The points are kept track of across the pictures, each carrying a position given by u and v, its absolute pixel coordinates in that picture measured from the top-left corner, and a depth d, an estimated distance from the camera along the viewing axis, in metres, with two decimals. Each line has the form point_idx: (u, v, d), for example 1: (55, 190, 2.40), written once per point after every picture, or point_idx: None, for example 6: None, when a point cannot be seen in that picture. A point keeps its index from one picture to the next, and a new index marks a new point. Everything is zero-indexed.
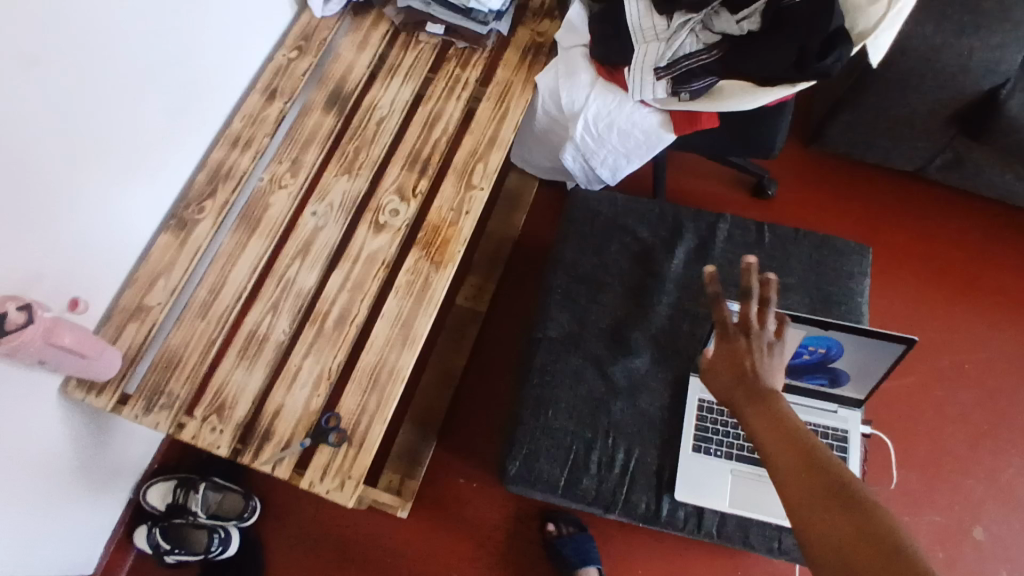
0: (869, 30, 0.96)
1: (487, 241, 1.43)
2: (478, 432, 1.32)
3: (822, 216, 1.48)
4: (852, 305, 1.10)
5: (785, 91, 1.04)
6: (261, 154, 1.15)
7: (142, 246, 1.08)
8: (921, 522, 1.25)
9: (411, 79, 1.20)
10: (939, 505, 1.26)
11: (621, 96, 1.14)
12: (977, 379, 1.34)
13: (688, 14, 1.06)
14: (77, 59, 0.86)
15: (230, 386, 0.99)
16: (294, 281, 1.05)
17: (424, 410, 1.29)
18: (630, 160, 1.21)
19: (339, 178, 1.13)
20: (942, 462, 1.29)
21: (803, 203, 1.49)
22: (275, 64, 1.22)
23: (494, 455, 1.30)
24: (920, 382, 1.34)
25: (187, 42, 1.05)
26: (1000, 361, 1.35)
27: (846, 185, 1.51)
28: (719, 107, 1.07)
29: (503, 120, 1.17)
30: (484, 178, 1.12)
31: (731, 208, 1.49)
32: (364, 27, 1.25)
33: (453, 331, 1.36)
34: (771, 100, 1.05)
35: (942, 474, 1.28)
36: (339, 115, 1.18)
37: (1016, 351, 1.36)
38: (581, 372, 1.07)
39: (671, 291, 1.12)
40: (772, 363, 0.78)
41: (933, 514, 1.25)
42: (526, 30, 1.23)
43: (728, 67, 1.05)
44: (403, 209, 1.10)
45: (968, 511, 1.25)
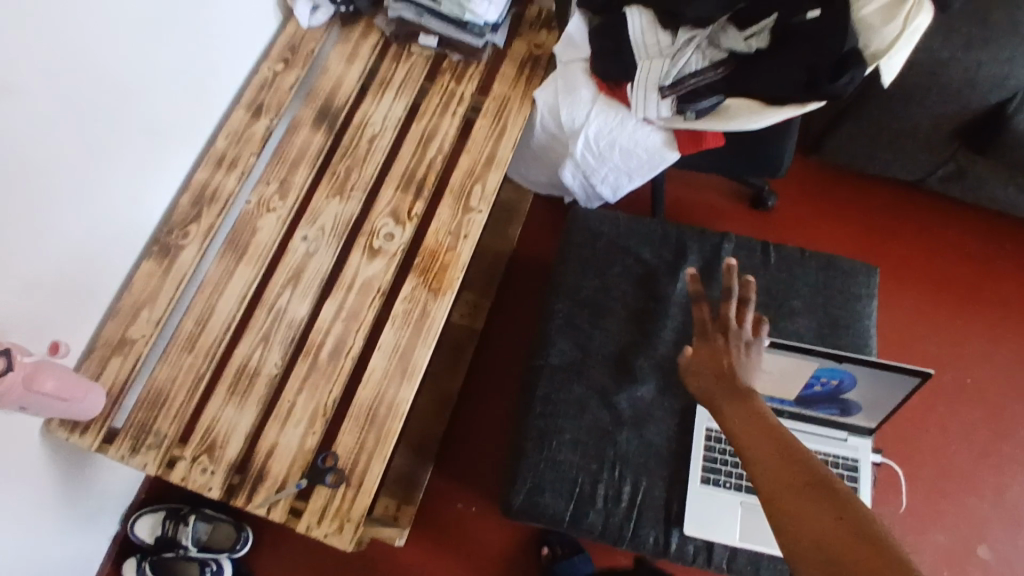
0: (884, 51, 0.93)
1: (483, 257, 1.39)
2: (476, 455, 1.29)
3: (822, 228, 1.46)
4: (859, 328, 1.10)
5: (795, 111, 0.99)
6: (247, 174, 1.10)
7: (123, 274, 1.03)
8: (925, 540, 1.24)
9: (404, 93, 1.15)
10: (942, 524, 1.25)
11: (624, 114, 1.10)
12: (978, 394, 1.33)
13: (693, 31, 1.03)
14: (39, 76, 0.81)
15: (220, 424, 0.95)
16: (286, 310, 1.01)
17: (422, 436, 1.25)
18: (632, 178, 1.17)
19: (331, 200, 1.08)
20: (945, 480, 1.28)
21: (803, 216, 1.47)
22: (261, 77, 1.16)
23: (494, 479, 1.27)
24: (922, 397, 1.34)
25: (162, 54, 0.99)
26: (1001, 376, 1.35)
27: (846, 196, 1.49)
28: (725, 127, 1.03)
29: (501, 136, 1.12)
30: (482, 200, 1.07)
31: (729, 225, 1.45)
32: (353, 37, 1.20)
33: (451, 352, 1.32)
34: (783, 119, 1.01)
35: (946, 492, 1.27)
36: (329, 132, 1.12)
37: (1016, 365, 1.36)
38: (585, 402, 1.04)
39: (675, 316, 1.08)
40: (750, 362, 0.81)
41: (937, 533, 1.24)
42: (523, 43, 1.19)
43: (734, 85, 1.02)
44: (398, 233, 1.05)
45: (971, 529, 1.25)
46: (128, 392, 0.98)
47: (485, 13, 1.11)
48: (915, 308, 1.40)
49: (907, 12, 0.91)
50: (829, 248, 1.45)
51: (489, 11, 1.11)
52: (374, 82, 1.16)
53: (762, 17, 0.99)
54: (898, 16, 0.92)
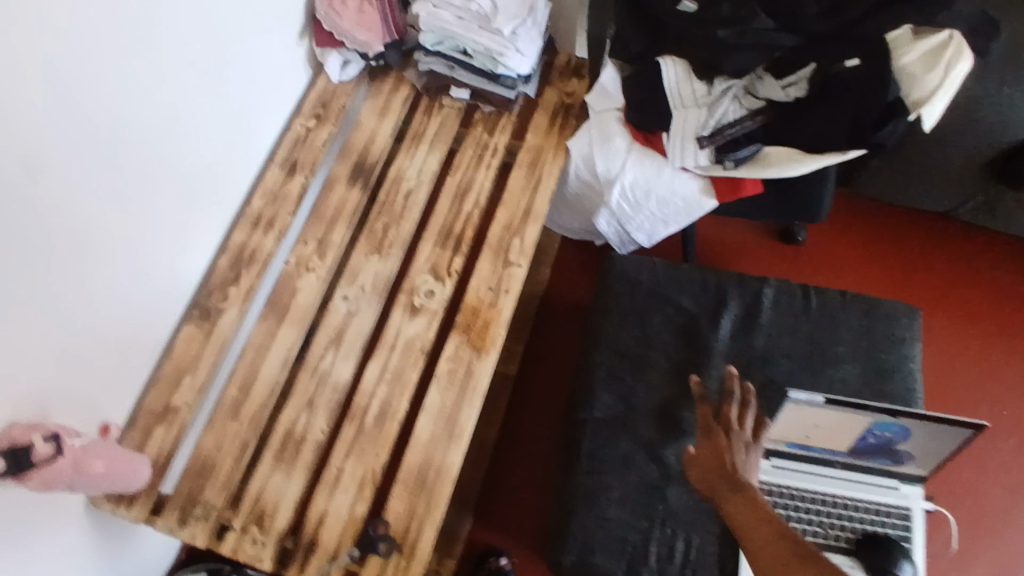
0: (926, 98, 0.93)
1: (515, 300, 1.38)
2: (516, 505, 1.28)
3: (853, 262, 1.45)
4: (905, 373, 1.09)
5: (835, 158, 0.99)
6: (284, 234, 1.10)
7: (164, 340, 1.02)
8: None
9: (438, 146, 1.16)
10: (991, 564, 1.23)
11: (660, 163, 1.10)
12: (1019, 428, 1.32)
13: (730, 81, 1.04)
14: (83, 151, 0.80)
15: (268, 492, 0.94)
16: (330, 373, 1.00)
17: (461, 488, 1.24)
18: (668, 225, 1.17)
19: (369, 258, 1.07)
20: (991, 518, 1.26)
21: (832, 251, 1.46)
22: (294, 134, 1.16)
23: (535, 529, 1.26)
24: None
25: (200, 119, 0.99)
26: None
27: (875, 229, 1.48)
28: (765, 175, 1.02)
29: (537, 188, 1.12)
30: (521, 254, 1.07)
31: (759, 268, 1.44)
32: (384, 91, 1.20)
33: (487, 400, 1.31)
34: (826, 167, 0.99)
35: (993, 531, 1.25)
36: (364, 188, 1.12)
37: None
38: (632, 457, 1.04)
39: (719, 366, 1.09)
40: (750, 464, 0.81)
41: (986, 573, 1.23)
42: (554, 91, 1.19)
43: (773, 134, 1.02)
44: (438, 290, 1.05)
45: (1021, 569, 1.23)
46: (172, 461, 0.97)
47: (518, 67, 1.11)
48: (951, 341, 1.39)
49: (948, 59, 0.92)
50: (863, 288, 1.43)
51: (522, 65, 1.11)
52: (407, 136, 1.16)
53: (801, 64, 0.99)
54: (939, 64, 0.92)
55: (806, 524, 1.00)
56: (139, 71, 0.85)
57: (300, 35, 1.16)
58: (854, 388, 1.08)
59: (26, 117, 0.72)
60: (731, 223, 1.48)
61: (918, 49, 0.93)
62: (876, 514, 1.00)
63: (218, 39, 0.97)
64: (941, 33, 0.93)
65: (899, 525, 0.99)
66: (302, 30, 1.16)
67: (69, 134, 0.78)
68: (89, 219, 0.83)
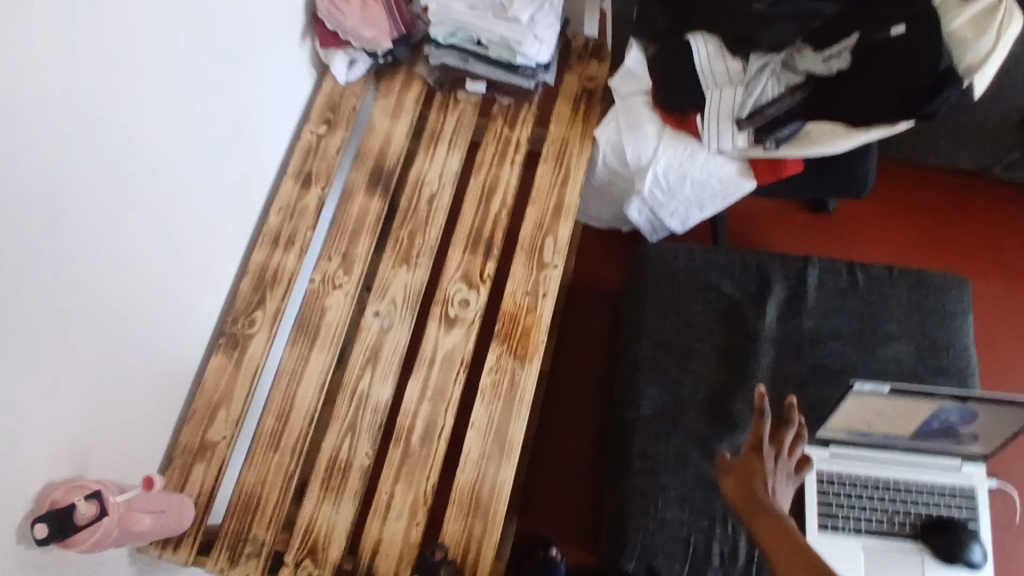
0: (977, 64, 0.87)
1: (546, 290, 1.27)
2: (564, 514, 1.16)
3: (886, 230, 1.40)
4: (958, 346, 1.06)
5: (883, 132, 0.94)
6: (306, 251, 1.04)
7: (193, 372, 0.98)
8: None
9: (458, 145, 1.10)
10: None
11: (693, 146, 1.05)
12: None
13: (766, 57, 0.99)
14: (105, 188, 0.75)
15: (318, 524, 0.91)
16: (369, 394, 0.96)
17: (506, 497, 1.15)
18: (703, 209, 1.12)
19: (398, 270, 1.02)
20: None
21: (864, 221, 1.41)
22: (305, 143, 1.10)
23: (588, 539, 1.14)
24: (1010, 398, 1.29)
25: (213, 139, 0.93)
26: None
27: (905, 192, 1.43)
28: (807, 153, 0.97)
29: (566, 182, 1.07)
30: (556, 253, 1.02)
31: (790, 246, 1.38)
32: (394, 90, 1.14)
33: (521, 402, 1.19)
34: (872, 140, 0.94)
35: None
36: (385, 195, 1.07)
37: None
38: (686, 454, 1.01)
39: (768, 356, 1.05)
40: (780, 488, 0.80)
41: None
42: (574, 76, 1.13)
43: (814, 109, 0.96)
44: (473, 298, 1.00)
45: None
46: (215, 497, 0.94)
47: (537, 55, 1.05)
48: (992, 302, 1.35)
49: (1000, 21, 0.86)
50: (901, 259, 1.38)
51: (541, 52, 1.05)
52: (424, 135, 1.11)
53: (844, 33, 0.93)
54: (992, 26, 0.86)
55: (870, 511, 0.97)
56: (152, 97, 0.80)
57: (302, 37, 1.10)
58: (909, 367, 1.04)
59: (43, 161, 0.66)
60: (760, 200, 1.42)
61: (968, 12, 0.87)
62: (941, 497, 0.97)
63: (225, 51, 0.91)
64: None
65: (965, 506, 0.96)
66: (304, 32, 1.10)
67: (89, 173, 0.72)
68: (115, 259, 0.78)
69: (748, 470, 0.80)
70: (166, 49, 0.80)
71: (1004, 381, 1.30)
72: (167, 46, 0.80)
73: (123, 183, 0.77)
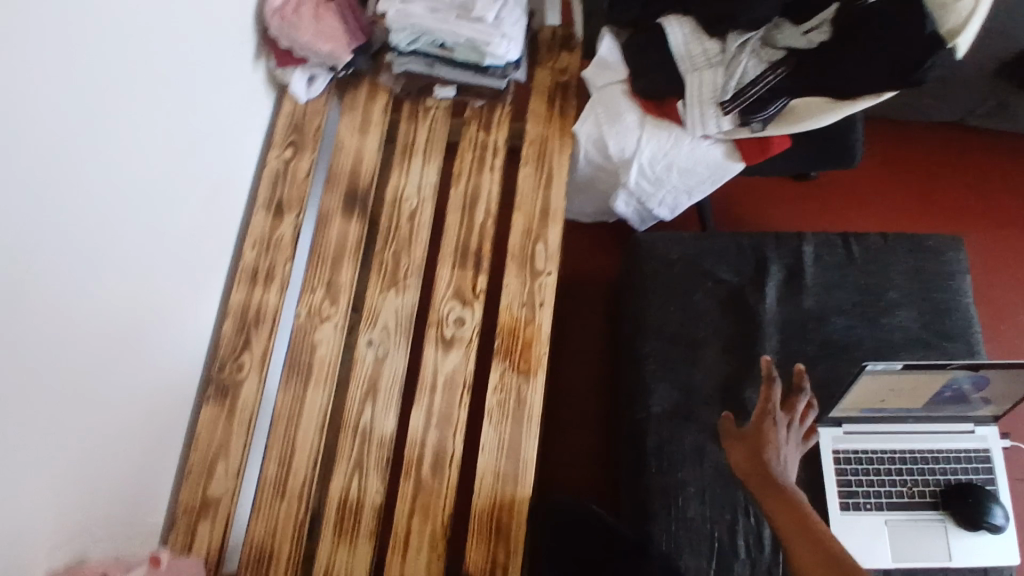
0: (960, 28, 0.85)
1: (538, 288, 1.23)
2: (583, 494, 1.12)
3: (873, 198, 1.38)
4: (959, 307, 1.05)
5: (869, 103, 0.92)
6: (287, 285, 1.00)
7: (184, 427, 0.93)
8: None
9: (433, 156, 1.05)
10: None
11: (677, 133, 1.02)
12: None
13: (745, 34, 0.95)
14: (70, 252, 0.70)
15: (336, 570, 0.87)
16: (372, 428, 0.92)
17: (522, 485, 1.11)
18: (691, 195, 1.09)
19: (386, 294, 0.98)
20: None
21: (850, 191, 1.39)
22: (273, 170, 1.05)
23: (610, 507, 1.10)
24: (1008, 347, 1.30)
25: (179, 178, 0.88)
26: None
27: (887, 154, 1.41)
28: (795, 130, 0.95)
29: (550, 184, 1.03)
30: (549, 258, 0.99)
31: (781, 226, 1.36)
32: (360, 103, 1.09)
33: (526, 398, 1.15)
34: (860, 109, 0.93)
35: None
36: (363, 217, 1.02)
37: None
38: (701, 449, 0.99)
39: (773, 340, 1.03)
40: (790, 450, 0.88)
41: None
42: (545, 71, 1.09)
43: (800, 82, 0.93)
44: (468, 315, 0.96)
45: None
46: (225, 553, 0.90)
47: (507, 52, 1.00)
48: (980, 254, 1.36)
49: None
50: (891, 226, 1.37)
51: (511, 49, 1.00)
52: (396, 149, 1.06)
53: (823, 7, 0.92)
54: None
55: (890, 485, 0.97)
56: (110, 145, 0.75)
57: (256, 58, 1.04)
58: (913, 334, 1.04)
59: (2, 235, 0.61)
60: (743, 180, 1.39)
61: None
62: (958, 462, 0.97)
63: (178, 86, 0.86)
64: None
65: (983, 469, 0.96)
66: (257, 52, 1.05)
67: (50, 239, 0.67)
68: (96, 320, 0.74)
69: (754, 434, 0.87)
70: (117, 94, 0.75)
71: (1000, 332, 1.30)
72: (120, 90, 0.75)
73: (91, 240, 0.72)
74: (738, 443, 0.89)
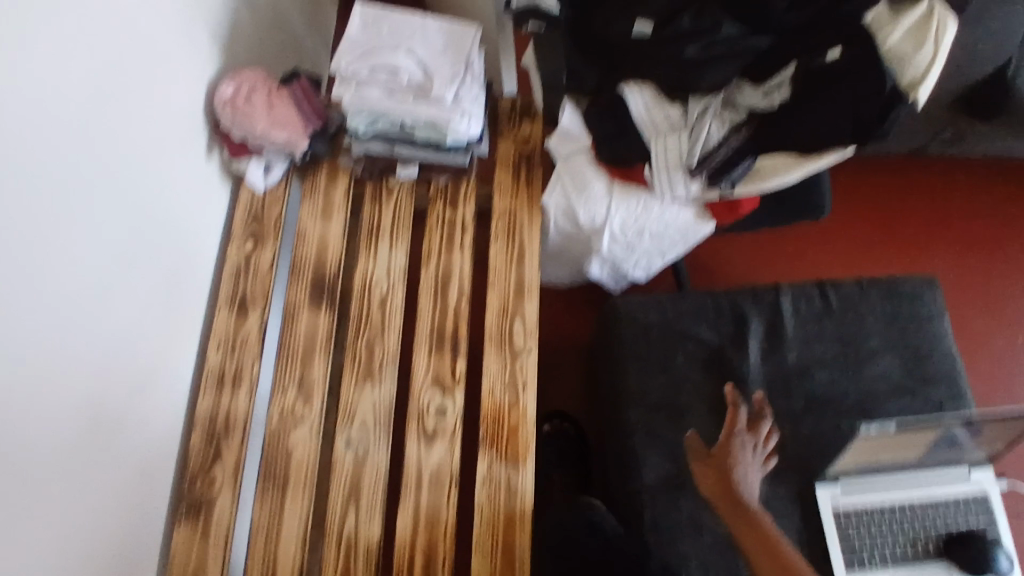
0: (919, 78, 0.85)
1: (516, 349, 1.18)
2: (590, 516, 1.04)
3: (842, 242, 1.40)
4: (940, 349, 1.06)
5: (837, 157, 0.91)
6: (256, 387, 0.95)
7: (154, 553, 0.87)
8: None
9: (401, 238, 1.03)
10: None
11: (645, 199, 1.01)
12: None
13: (706, 97, 0.94)
14: (19, 400, 0.64)
15: None
16: (358, 535, 0.88)
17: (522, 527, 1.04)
18: (665, 256, 1.08)
19: (362, 389, 0.93)
20: None
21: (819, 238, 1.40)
22: (233, 264, 1.00)
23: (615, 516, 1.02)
24: (985, 373, 1.31)
25: (135, 288, 0.84)
26: None
27: (847, 194, 1.43)
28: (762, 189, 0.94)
29: (522, 259, 1.00)
30: (527, 337, 0.95)
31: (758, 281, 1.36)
32: (320, 188, 1.06)
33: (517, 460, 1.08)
34: (827, 165, 0.91)
35: None
36: (332, 308, 0.98)
37: None
38: (700, 520, 0.96)
39: (760, 400, 1.02)
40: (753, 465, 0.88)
41: None
42: (508, 142, 1.07)
43: (765, 143, 0.93)
44: (449, 404, 0.92)
45: None
46: None
47: (469, 127, 0.98)
48: (949, 283, 1.38)
49: (936, 29, 0.84)
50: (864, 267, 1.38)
51: (472, 125, 0.98)
52: (362, 233, 1.03)
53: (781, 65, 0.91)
54: (929, 37, 0.84)
55: (893, 539, 0.95)
56: (57, 271, 0.70)
57: (208, 152, 1.00)
58: (896, 380, 1.04)
59: None
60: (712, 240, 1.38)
61: (902, 25, 0.85)
62: (957, 509, 0.96)
63: (128, 194, 0.82)
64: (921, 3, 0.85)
65: (982, 514, 0.96)
66: (210, 144, 1.01)
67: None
68: (55, 460, 0.69)
69: (723, 455, 0.86)
70: (64, 217, 0.71)
71: (975, 359, 1.32)
72: (64, 213, 0.71)
73: (45, 380, 0.68)
74: (704, 463, 0.87)
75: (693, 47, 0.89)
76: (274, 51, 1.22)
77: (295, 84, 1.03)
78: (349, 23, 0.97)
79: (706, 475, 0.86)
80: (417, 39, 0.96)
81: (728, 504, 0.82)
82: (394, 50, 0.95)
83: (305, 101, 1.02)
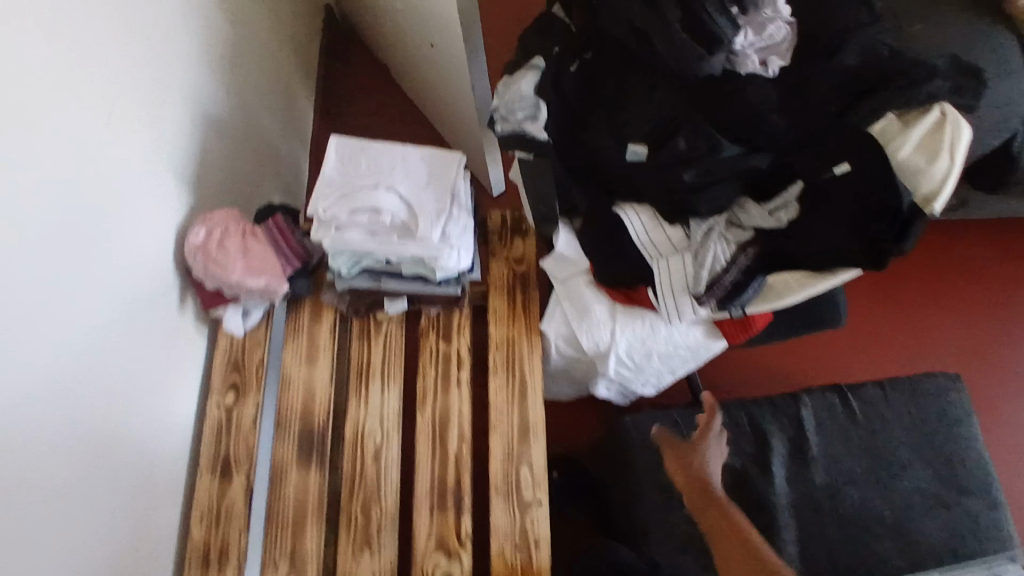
0: (936, 191, 0.79)
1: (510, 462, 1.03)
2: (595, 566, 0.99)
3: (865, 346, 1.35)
4: (975, 456, 0.98)
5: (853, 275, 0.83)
6: (244, 562, 0.87)
7: None
8: None
9: (394, 378, 0.96)
10: None
11: (650, 320, 0.94)
12: None
13: (708, 219, 0.88)
14: None
15: None
16: None
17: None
18: (675, 372, 1.01)
19: (360, 558, 0.86)
20: None
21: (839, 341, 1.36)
22: (212, 421, 0.93)
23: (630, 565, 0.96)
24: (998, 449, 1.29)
25: (112, 474, 0.77)
26: None
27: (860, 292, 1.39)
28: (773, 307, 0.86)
29: (524, 395, 0.93)
30: (537, 486, 0.88)
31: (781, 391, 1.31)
32: (303, 327, 0.99)
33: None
34: (846, 279, 0.83)
35: None
36: (322, 465, 0.92)
37: None
38: None
39: (790, 531, 0.94)
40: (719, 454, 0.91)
41: None
42: (500, 263, 1.01)
43: (775, 263, 0.86)
44: (457, 570, 0.85)
45: None
46: None
47: (458, 260, 0.91)
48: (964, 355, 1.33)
49: (951, 135, 0.79)
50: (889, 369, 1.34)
51: (462, 257, 0.92)
52: (351, 376, 0.96)
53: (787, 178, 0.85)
54: (945, 144, 0.79)
55: None
56: (20, 504, 0.62)
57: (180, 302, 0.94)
58: (934, 493, 0.96)
59: None
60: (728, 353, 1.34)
61: (913, 136, 0.80)
62: None
63: (104, 374, 0.77)
64: (930, 110, 0.80)
65: None
66: (181, 296, 0.95)
67: None
68: None
69: (694, 446, 0.90)
70: (28, 437, 0.64)
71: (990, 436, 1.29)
72: (28, 432, 0.64)
73: None
74: (674, 454, 0.90)
75: (692, 171, 0.83)
76: (249, 171, 1.17)
77: (269, 221, 0.97)
78: (326, 159, 0.91)
79: (676, 467, 0.90)
80: (398, 172, 0.90)
81: (699, 497, 0.85)
82: (375, 188, 0.88)
83: (282, 240, 0.97)
